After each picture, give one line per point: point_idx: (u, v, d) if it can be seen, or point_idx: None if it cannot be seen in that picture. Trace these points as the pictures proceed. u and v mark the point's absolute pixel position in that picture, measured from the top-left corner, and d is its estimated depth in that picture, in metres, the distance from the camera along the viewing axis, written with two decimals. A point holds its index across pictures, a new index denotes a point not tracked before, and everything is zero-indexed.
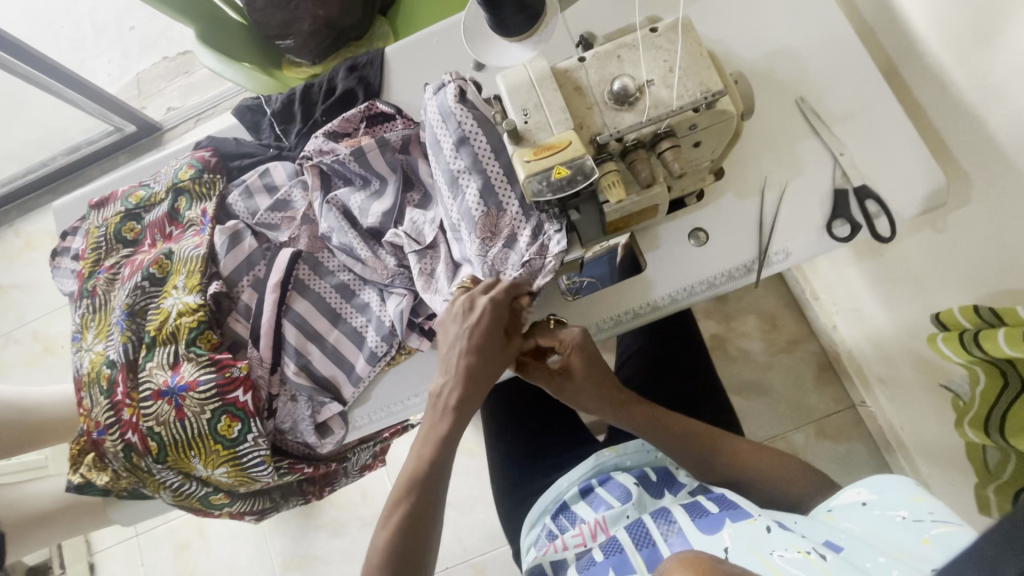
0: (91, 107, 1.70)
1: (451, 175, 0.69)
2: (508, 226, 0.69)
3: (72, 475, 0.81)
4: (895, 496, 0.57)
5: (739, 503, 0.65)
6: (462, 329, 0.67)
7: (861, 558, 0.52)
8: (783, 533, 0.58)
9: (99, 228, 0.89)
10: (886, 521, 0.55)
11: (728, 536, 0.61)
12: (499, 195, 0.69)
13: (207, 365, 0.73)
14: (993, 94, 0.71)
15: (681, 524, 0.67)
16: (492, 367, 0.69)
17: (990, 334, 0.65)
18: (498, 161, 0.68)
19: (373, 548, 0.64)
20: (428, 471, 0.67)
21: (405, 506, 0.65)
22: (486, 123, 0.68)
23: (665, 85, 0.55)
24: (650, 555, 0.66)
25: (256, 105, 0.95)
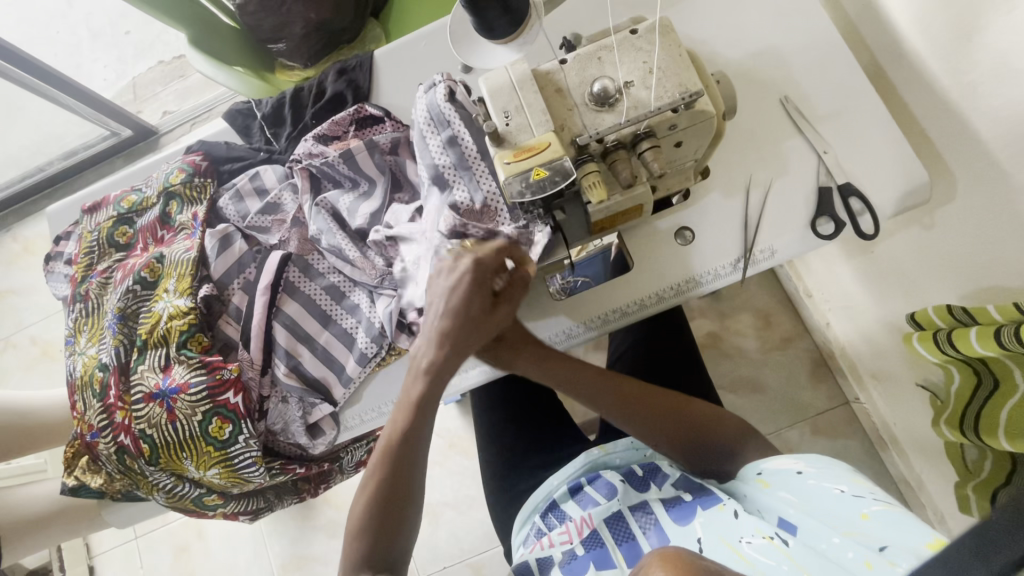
0: (87, 112, 1.71)
1: (437, 172, 0.69)
2: (493, 225, 0.70)
3: (67, 478, 0.82)
4: (830, 471, 0.59)
5: (709, 489, 0.69)
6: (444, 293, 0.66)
7: (816, 537, 0.56)
8: (749, 516, 0.62)
9: (91, 232, 0.90)
10: (826, 495, 0.58)
11: (699, 526, 0.65)
12: (484, 194, 0.69)
13: (197, 368, 0.74)
14: (974, 92, 0.72)
15: (657, 515, 0.70)
16: (471, 335, 0.68)
17: (963, 333, 0.66)
18: (485, 161, 0.68)
19: (352, 514, 0.67)
20: (405, 441, 0.67)
21: (384, 471, 0.67)
22: (473, 122, 0.69)
23: (645, 86, 0.56)
24: (630, 550, 0.69)
25: (247, 109, 0.95)
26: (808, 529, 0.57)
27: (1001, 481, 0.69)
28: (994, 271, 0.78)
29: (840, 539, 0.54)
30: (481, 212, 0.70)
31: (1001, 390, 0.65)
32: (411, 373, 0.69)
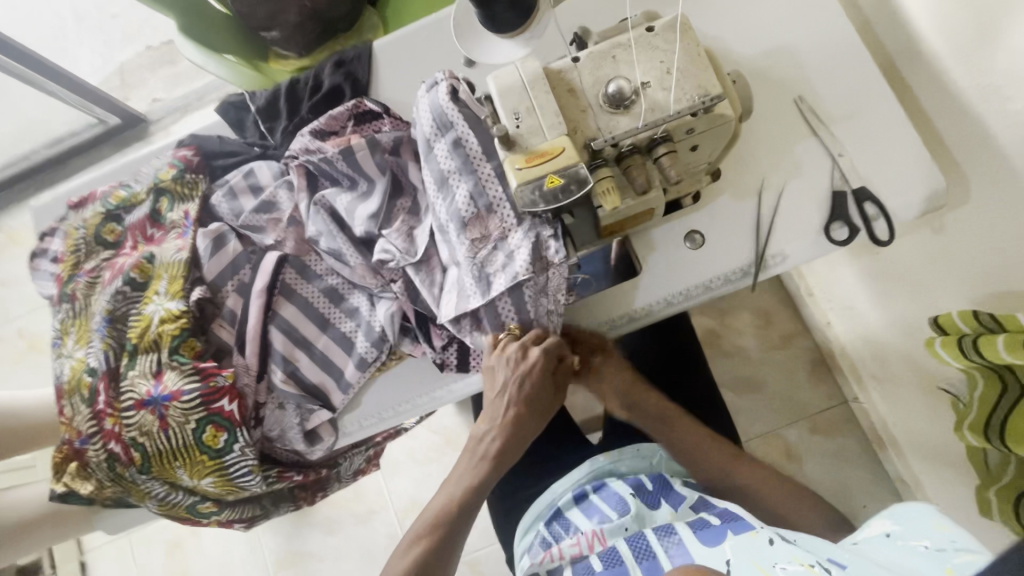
0: (72, 99, 1.65)
1: (441, 176, 0.68)
2: (499, 229, 0.67)
3: (55, 484, 0.79)
4: (917, 527, 0.55)
5: (741, 516, 0.66)
6: (509, 379, 0.70)
7: (864, 574, 0.50)
8: (785, 545, 0.57)
9: (77, 229, 0.86)
10: (908, 550, 0.52)
11: (729, 548, 0.60)
12: (489, 198, 0.66)
13: (191, 374, 0.71)
14: (992, 94, 0.70)
15: (682, 535, 0.66)
16: (533, 417, 0.73)
17: (990, 340, 0.64)
18: (490, 163, 0.66)
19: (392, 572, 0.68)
20: (459, 511, 0.72)
21: (435, 537, 0.70)
22: (477, 122, 0.66)
23: (662, 87, 0.53)
24: (650, 568, 0.65)
25: (240, 102, 0.91)
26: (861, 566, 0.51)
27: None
28: (1005, 277, 0.76)
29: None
30: (487, 217, 0.67)
31: None
32: (472, 454, 0.74)
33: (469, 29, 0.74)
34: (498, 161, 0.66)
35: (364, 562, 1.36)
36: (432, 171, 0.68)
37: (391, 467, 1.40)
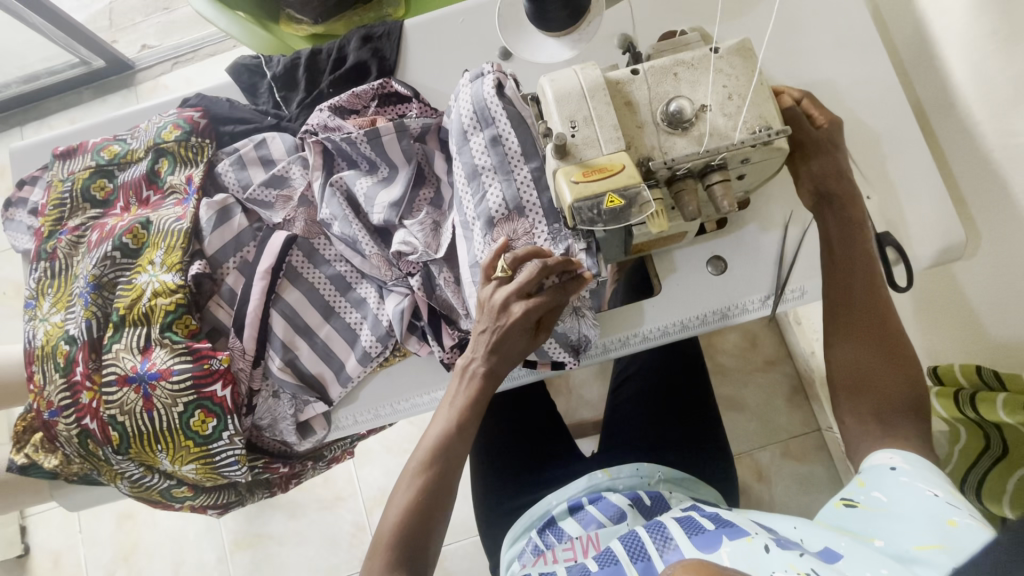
0: (54, 35, 1.54)
1: (473, 169, 0.64)
2: (527, 235, 0.65)
3: (16, 455, 0.74)
4: (927, 474, 0.55)
5: (735, 522, 0.61)
6: (494, 333, 0.62)
7: (860, 568, 0.49)
8: (781, 552, 0.53)
9: (63, 181, 0.80)
10: (915, 494, 0.53)
11: (726, 554, 0.56)
12: (523, 200, 0.63)
13: (183, 354, 0.67)
14: (1013, 154, 0.68)
15: (678, 540, 0.61)
16: (518, 360, 0.65)
17: (988, 398, 0.65)
18: (528, 165, 0.63)
19: (381, 535, 0.60)
20: (450, 436, 0.64)
21: (416, 510, 0.61)
22: (519, 122, 0.63)
23: (723, 113, 0.52)
24: (645, 569, 0.61)
25: (255, 65, 0.86)
26: (859, 559, 0.50)
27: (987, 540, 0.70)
28: (997, 329, 0.73)
29: (890, 570, 0.48)
30: (519, 221, 0.64)
31: (1010, 457, 0.65)
32: (458, 382, 0.66)
33: (514, 22, 0.71)
34: (537, 165, 0.63)
35: (326, 549, 1.32)
36: (461, 167, 0.65)
37: (364, 455, 1.36)
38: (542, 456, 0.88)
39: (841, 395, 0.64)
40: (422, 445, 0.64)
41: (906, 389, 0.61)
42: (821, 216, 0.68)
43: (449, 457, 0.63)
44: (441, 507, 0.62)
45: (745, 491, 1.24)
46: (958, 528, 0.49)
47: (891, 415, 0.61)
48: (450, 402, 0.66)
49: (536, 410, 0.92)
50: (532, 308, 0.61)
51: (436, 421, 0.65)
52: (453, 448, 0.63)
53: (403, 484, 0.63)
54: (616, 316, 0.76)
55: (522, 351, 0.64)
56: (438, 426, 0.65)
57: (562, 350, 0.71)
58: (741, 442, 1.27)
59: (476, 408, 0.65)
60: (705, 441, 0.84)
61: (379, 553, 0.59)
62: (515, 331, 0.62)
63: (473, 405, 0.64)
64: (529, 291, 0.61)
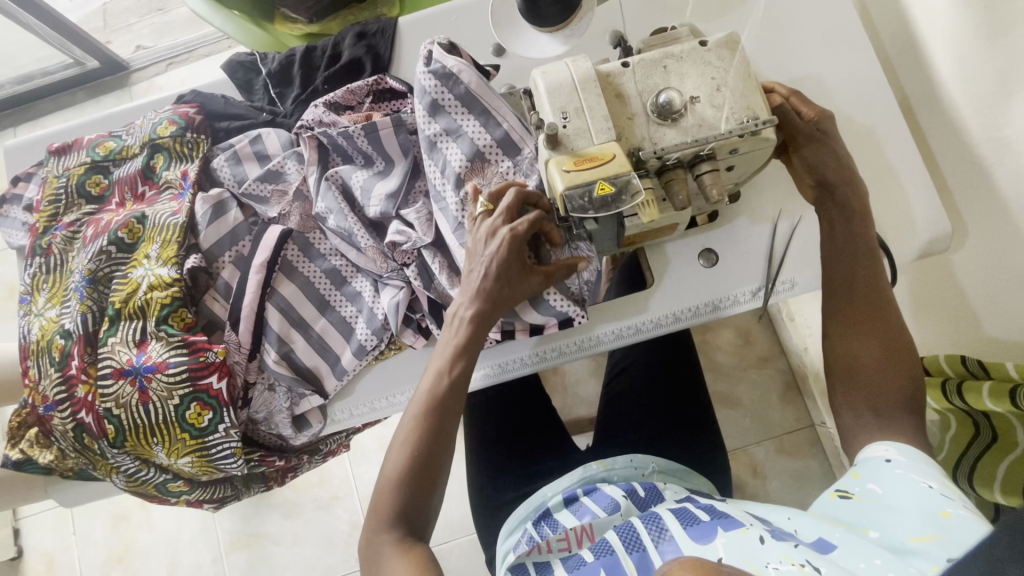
0: (48, 35, 1.53)
1: (429, 141, 0.68)
2: (497, 174, 0.68)
3: (11, 450, 0.74)
4: (923, 466, 0.55)
5: (730, 514, 0.61)
6: (484, 269, 0.63)
7: (853, 558, 0.50)
8: (777, 543, 0.53)
9: (58, 178, 0.80)
10: (910, 486, 0.53)
11: (721, 547, 0.55)
12: (480, 147, 0.67)
13: (179, 347, 0.67)
14: (1000, 147, 0.69)
15: (673, 531, 0.60)
16: (506, 302, 0.65)
17: (974, 386, 0.67)
18: (472, 114, 0.67)
19: (385, 480, 0.61)
20: (443, 381, 0.63)
21: (415, 455, 0.61)
22: (448, 77, 0.66)
23: (711, 104, 0.53)
24: (641, 560, 0.59)
25: (250, 62, 0.86)
26: (852, 549, 0.50)
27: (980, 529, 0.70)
28: (988, 317, 0.74)
29: (884, 559, 0.48)
30: (484, 166, 0.68)
31: (999, 443, 0.66)
32: (449, 328, 0.66)
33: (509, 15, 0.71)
34: (482, 108, 0.67)
35: (322, 549, 1.32)
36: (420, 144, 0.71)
37: (360, 454, 1.36)
38: (538, 449, 0.89)
39: (838, 386, 0.66)
40: (415, 397, 0.64)
41: (896, 378, 0.63)
42: (821, 207, 0.69)
43: (444, 402, 0.63)
44: (437, 460, 0.62)
45: (740, 486, 1.25)
46: (954, 519, 0.49)
47: (882, 405, 0.62)
48: (440, 352, 0.65)
49: (530, 404, 0.93)
50: (516, 233, 0.63)
51: (429, 370, 0.65)
52: (448, 394, 0.63)
53: (399, 438, 0.63)
54: (609, 308, 0.77)
55: (514, 284, 0.65)
56: (432, 375, 0.65)
57: (566, 301, 0.72)
58: (736, 437, 1.28)
59: (466, 352, 0.64)
60: (701, 434, 0.84)
61: (381, 505, 0.60)
62: (503, 260, 0.63)
63: (464, 348, 0.64)
64: (513, 216, 0.64)
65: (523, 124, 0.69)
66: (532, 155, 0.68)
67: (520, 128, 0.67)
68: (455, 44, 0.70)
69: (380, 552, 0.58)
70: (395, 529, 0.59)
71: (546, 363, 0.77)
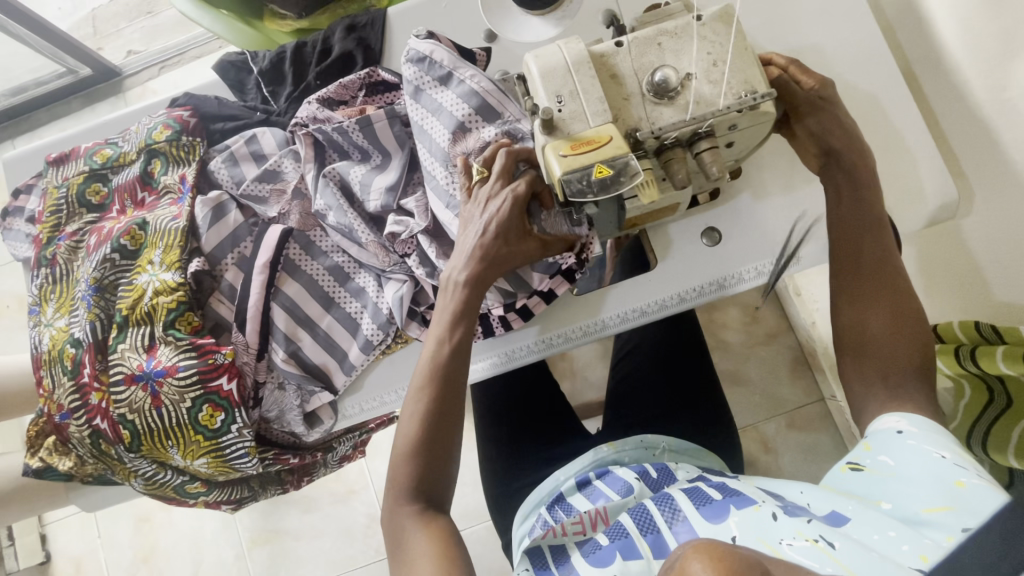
0: (40, 45, 1.52)
1: (415, 126, 0.67)
2: (478, 145, 0.65)
3: (31, 459, 0.75)
4: (935, 436, 0.54)
5: (742, 491, 0.61)
6: (482, 233, 0.62)
7: (867, 531, 0.50)
8: (790, 519, 0.53)
9: (58, 188, 0.80)
10: (922, 458, 0.53)
11: (735, 525, 0.55)
12: (460, 119, 0.65)
13: (187, 350, 0.67)
14: (1007, 109, 0.68)
15: (686, 512, 0.61)
16: (505, 265, 0.64)
17: (987, 350, 0.66)
18: (451, 90, 0.65)
19: (399, 450, 0.62)
20: (444, 350, 0.64)
21: (425, 425, 0.62)
22: (423, 60, 0.66)
23: (709, 80, 0.52)
24: (656, 541, 0.60)
25: (241, 62, 0.86)
26: (864, 520, 0.51)
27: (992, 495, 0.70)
28: (1001, 282, 0.73)
29: (898, 531, 0.48)
30: (468, 136, 0.65)
31: (1015, 407, 0.65)
32: (446, 295, 0.65)
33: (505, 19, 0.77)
34: (456, 81, 0.65)
35: (341, 541, 1.34)
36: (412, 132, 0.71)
37: (374, 447, 1.37)
38: (549, 436, 0.89)
39: (848, 360, 0.65)
40: (418, 368, 0.65)
41: (905, 348, 0.62)
42: (828, 177, 0.67)
43: (447, 368, 0.63)
44: (449, 428, 0.63)
45: (752, 463, 1.25)
46: (967, 489, 0.49)
47: (894, 377, 0.61)
48: (438, 320, 0.65)
49: (539, 391, 0.94)
50: (516, 195, 0.62)
51: (429, 339, 0.65)
52: (449, 362, 0.63)
53: (408, 412, 0.63)
54: (615, 293, 0.77)
55: (512, 245, 0.64)
56: (433, 343, 0.65)
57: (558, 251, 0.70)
58: (746, 415, 1.29)
59: (465, 317, 0.64)
60: (711, 414, 0.85)
61: (399, 478, 0.61)
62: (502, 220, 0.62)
63: (463, 314, 0.64)
64: (509, 179, 0.63)
65: (500, 88, 0.66)
66: (513, 116, 0.65)
67: (495, 92, 0.65)
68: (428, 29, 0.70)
69: (403, 528, 0.59)
70: (414, 502, 0.60)
71: (554, 349, 0.77)
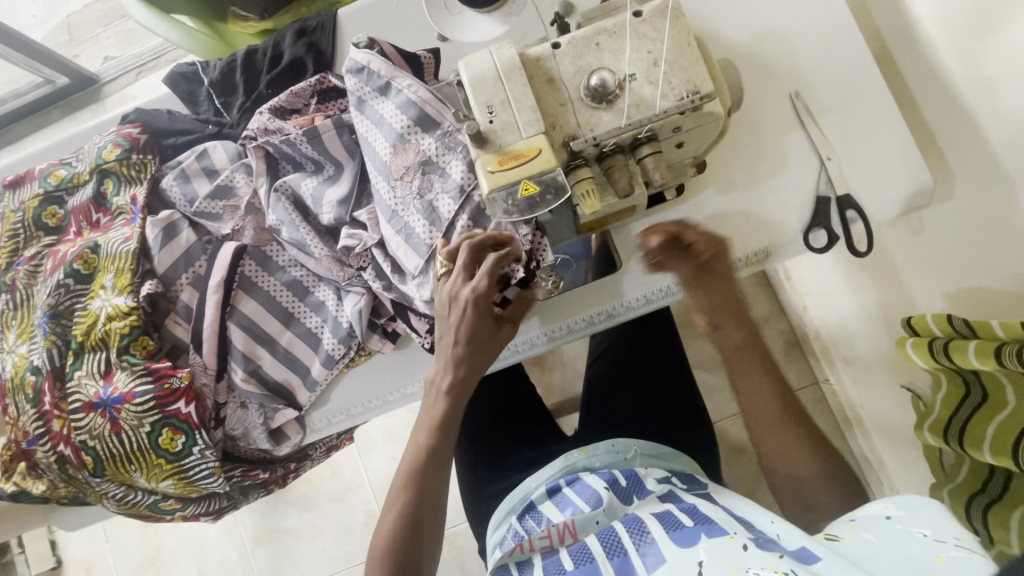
0: (13, 57, 1.50)
1: (360, 139, 0.66)
2: (420, 155, 0.63)
3: (2, 484, 0.74)
4: (924, 516, 0.51)
5: (715, 519, 0.59)
6: (456, 337, 0.62)
7: (839, 572, 0.47)
8: (761, 552, 0.52)
9: (15, 212, 0.79)
10: (904, 537, 0.50)
11: (703, 550, 0.54)
12: (400, 129, 0.63)
13: (143, 375, 0.67)
14: (985, 90, 0.64)
15: (655, 534, 0.60)
16: (482, 367, 0.64)
17: (960, 346, 0.63)
18: (391, 100, 0.63)
19: (376, 542, 0.63)
20: (426, 456, 0.65)
21: (400, 525, 0.62)
22: (361, 71, 0.64)
23: (649, 81, 0.49)
24: (621, 565, 0.59)
25: (191, 73, 0.84)
26: (833, 563, 0.49)
27: (977, 488, 0.68)
28: (984, 269, 0.70)
29: None
30: (408, 148, 0.63)
31: (989, 403, 0.64)
32: (429, 395, 0.66)
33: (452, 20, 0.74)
34: (395, 91, 0.63)
35: (341, 538, 1.36)
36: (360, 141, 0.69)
37: (368, 447, 1.38)
38: (526, 439, 0.88)
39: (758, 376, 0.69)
40: (400, 467, 0.66)
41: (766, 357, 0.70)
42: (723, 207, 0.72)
43: (427, 468, 0.64)
44: (424, 532, 0.63)
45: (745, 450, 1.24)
46: (947, 562, 0.45)
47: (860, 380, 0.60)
48: (422, 419, 0.66)
49: (513, 391, 0.93)
50: (479, 291, 0.61)
51: (411, 442, 0.67)
52: (430, 466, 0.65)
53: (387, 508, 0.64)
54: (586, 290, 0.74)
55: (487, 347, 0.64)
56: (416, 445, 0.66)
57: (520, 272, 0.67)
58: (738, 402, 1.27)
59: (447, 421, 0.65)
60: (686, 413, 0.83)
61: (372, 574, 0.61)
62: (475, 323, 0.62)
63: (443, 418, 0.65)
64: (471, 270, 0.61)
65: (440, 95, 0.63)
66: (452, 126, 0.62)
67: (435, 100, 0.62)
68: (370, 37, 0.67)
69: None
70: None
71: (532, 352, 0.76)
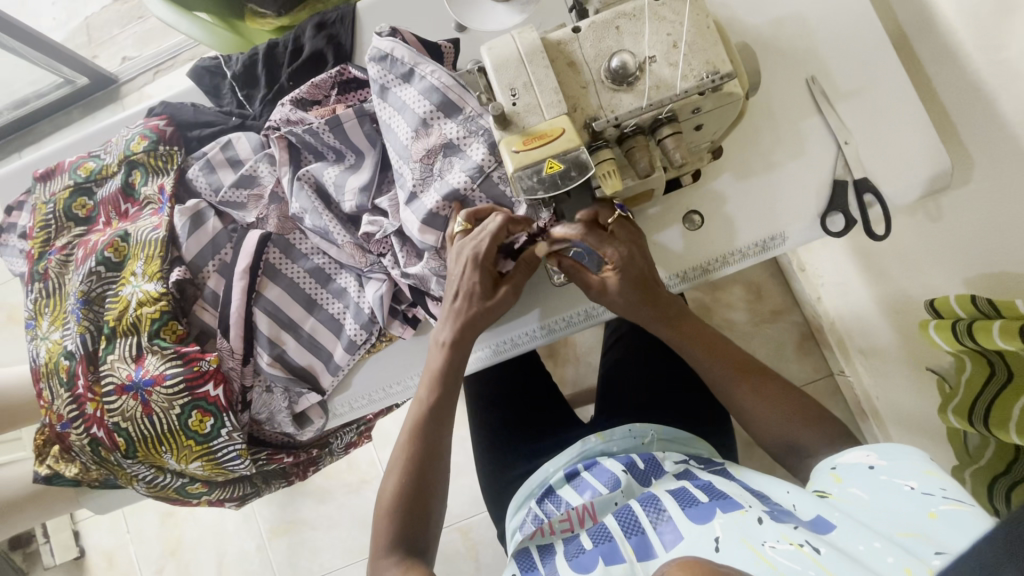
0: (33, 56, 1.53)
1: (381, 126, 0.67)
2: (441, 140, 0.64)
3: (39, 467, 0.77)
4: (905, 466, 0.52)
5: (729, 495, 0.60)
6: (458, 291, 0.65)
7: (853, 540, 0.48)
8: (775, 524, 0.53)
9: (46, 204, 0.81)
10: (893, 492, 0.50)
11: (719, 526, 0.55)
12: (422, 115, 0.64)
13: (173, 359, 0.69)
14: (1005, 72, 0.64)
15: (671, 511, 0.60)
16: (483, 325, 0.66)
17: (984, 326, 0.63)
18: (413, 87, 0.64)
19: (384, 493, 0.65)
20: (430, 411, 0.67)
21: (407, 478, 0.65)
22: (384, 59, 0.65)
23: (668, 63, 0.50)
24: (639, 543, 0.60)
25: (215, 66, 0.86)
26: (848, 529, 0.49)
27: (1001, 470, 0.68)
28: (1004, 253, 0.70)
29: (884, 543, 0.46)
30: (429, 133, 0.64)
31: (1016, 381, 0.63)
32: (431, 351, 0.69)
33: (469, 8, 0.74)
34: (417, 77, 0.64)
35: (356, 530, 1.38)
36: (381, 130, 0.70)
37: (384, 440, 1.39)
38: (545, 426, 0.89)
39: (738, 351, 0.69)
40: (405, 422, 0.69)
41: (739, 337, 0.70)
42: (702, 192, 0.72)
43: (431, 423, 0.67)
44: (426, 487, 0.65)
45: None
46: (939, 517, 0.46)
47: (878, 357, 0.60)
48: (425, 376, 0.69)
49: (529, 381, 0.94)
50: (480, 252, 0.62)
51: (415, 399, 0.69)
52: (433, 422, 0.67)
53: (392, 464, 0.67)
54: None
55: (488, 303, 0.65)
56: (418, 400, 0.68)
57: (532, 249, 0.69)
58: None
59: (447, 377, 0.67)
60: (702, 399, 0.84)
61: (380, 531, 0.63)
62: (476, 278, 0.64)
63: (443, 374, 0.67)
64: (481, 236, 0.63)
65: (461, 82, 0.64)
66: (474, 111, 0.64)
67: (456, 86, 0.63)
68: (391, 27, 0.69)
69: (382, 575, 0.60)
70: (392, 554, 0.61)
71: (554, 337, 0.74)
